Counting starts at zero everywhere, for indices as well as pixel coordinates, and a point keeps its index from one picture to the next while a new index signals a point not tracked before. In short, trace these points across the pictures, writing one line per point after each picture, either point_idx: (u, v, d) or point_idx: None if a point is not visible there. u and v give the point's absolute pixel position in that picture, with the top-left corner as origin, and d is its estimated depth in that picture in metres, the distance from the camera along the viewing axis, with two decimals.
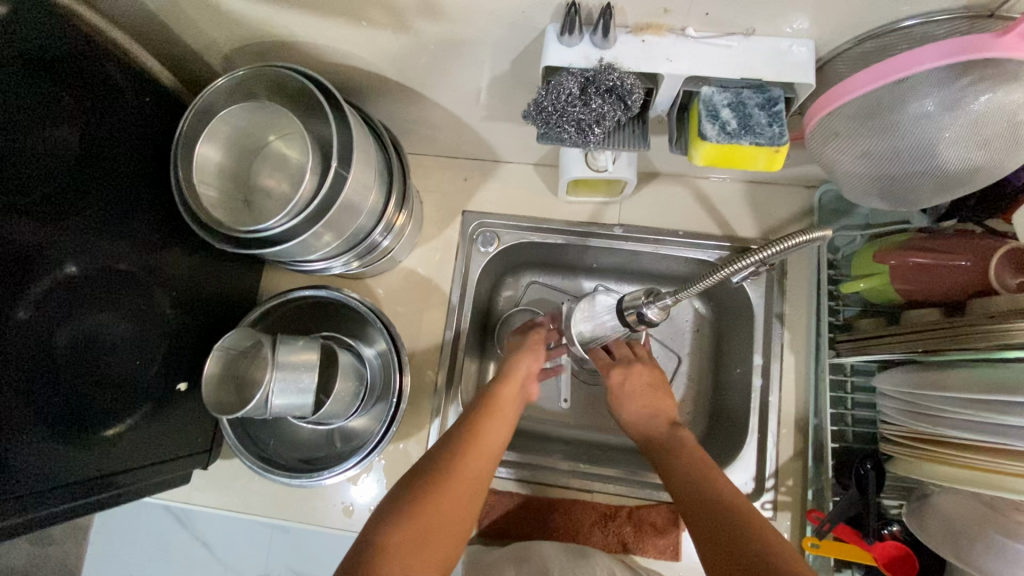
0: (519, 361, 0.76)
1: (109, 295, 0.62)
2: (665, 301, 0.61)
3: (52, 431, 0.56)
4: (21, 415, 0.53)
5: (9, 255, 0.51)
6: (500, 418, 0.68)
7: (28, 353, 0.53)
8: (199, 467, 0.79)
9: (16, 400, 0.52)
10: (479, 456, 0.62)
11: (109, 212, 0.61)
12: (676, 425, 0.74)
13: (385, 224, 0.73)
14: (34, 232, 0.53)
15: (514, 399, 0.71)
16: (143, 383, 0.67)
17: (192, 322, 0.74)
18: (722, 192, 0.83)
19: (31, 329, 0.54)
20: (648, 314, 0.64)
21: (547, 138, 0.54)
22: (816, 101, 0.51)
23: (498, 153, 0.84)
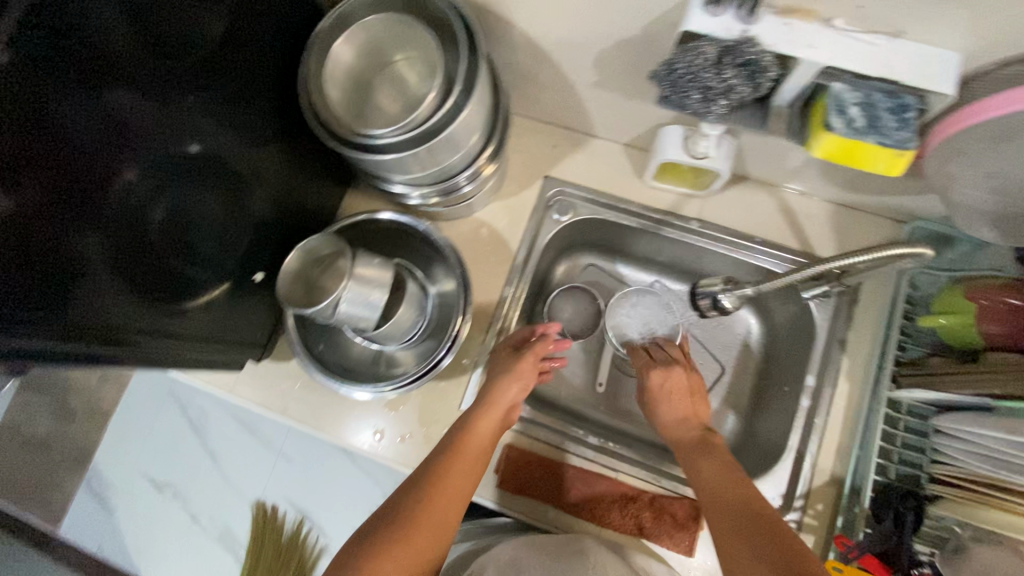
0: (497, 391, 0.75)
1: (211, 179, 0.65)
2: (745, 288, 0.64)
3: (147, 290, 0.60)
4: (122, 269, 0.56)
5: (133, 122, 0.54)
6: (470, 457, 0.69)
7: (132, 217, 0.56)
8: (252, 358, 0.82)
9: (117, 260, 0.55)
10: (446, 503, 0.65)
11: (227, 100, 0.63)
12: (711, 442, 0.72)
13: (475, 169, 0.75)
14: (160, 104, 0.56)
15: (487, 432, 0.72)
16: (227, 265, 0.70)
17: (272, 224, 0.76)
18: (808, 209, 0.82)
19: (136, 193, 0.56)
20: (723, 301, 0.67)
21: (667, 102, 0.56)
22: (949, 117, 0.51)
23: (593, 126, 0.84)
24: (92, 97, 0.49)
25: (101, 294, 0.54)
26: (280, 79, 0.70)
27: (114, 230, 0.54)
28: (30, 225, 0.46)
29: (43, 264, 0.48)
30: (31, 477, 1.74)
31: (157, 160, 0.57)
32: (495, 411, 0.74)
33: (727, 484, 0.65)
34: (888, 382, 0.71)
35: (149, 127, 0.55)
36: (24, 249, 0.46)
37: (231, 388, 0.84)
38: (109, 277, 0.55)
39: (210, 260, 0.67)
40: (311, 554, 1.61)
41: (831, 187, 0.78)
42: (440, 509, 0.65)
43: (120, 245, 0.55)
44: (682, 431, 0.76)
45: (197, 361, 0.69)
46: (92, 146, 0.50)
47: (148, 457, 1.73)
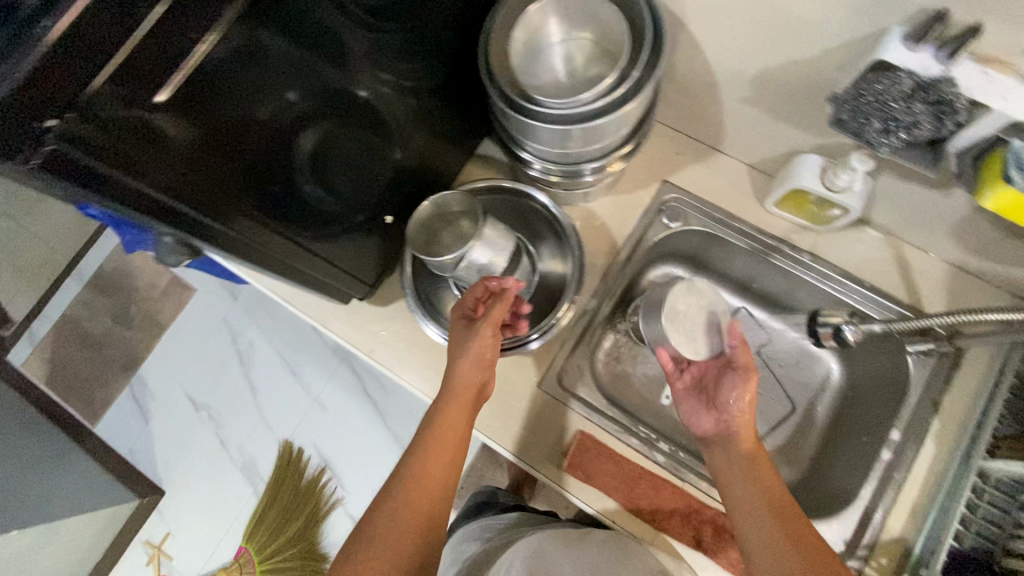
0: (456, 380, 0.72)
1: (371, 115, 0.66)
2: (872, 326, 0.73)
3: (298, 208, 0.62)
4: (284, 184, 0.59)
5: (331, 47, 0.54)
6: (443, 447, 0.71)
7: (302, 136, 0.58)
8: (357, 296, 0.83)
9: (281, 173, 0.57)
10: (427, 499, 0.69)
11: (409, 46, 0.64)
12: (756, 463, 0.69)
13: (604, 162, 0.76)
14: (358, 37, 0.56)
15: (457, 422, 0.72)
16: (363, 200, 0.73)
17: (402, 171, 0.78)
18: (925, 265, 0.82)
19: (311, 116, 0.57)
20: (847, 333, 0.74)
21: (841, 125, 0.58)
22: None
23: (723, 141, 0.85)
24: (286, 36, 0.49)
25: (254, 220, 0.56)
26: (451, 38, 0.70)
27: (272, 163, 0.55)
28: (224, 125, 0.48)
29: (224, 162, 0.50)
30: (84, 370, 1.83)
31: (322, 101, 0.57)
32: (462, 402, 0.73)
33: (774, 515, 0.64)
34: (983, 451, 0.69)
35: (323, 69, 0.55)
36: (210, 154, 0.48)
37: (325, 320, 0.87)
38: (261, 204, 0.57)
39: (344, 194, 0.69)
40: (326, 503, 1.64)
41: (956, 248, 0.77)
42: (421, 503, 0.68)
43: (287, 160, 0.57)
44: (748, 437, 0.71)
45: (317, 282, 0.73)
46: (272, 84, 0.50)
47: (192, 376, 1.79)
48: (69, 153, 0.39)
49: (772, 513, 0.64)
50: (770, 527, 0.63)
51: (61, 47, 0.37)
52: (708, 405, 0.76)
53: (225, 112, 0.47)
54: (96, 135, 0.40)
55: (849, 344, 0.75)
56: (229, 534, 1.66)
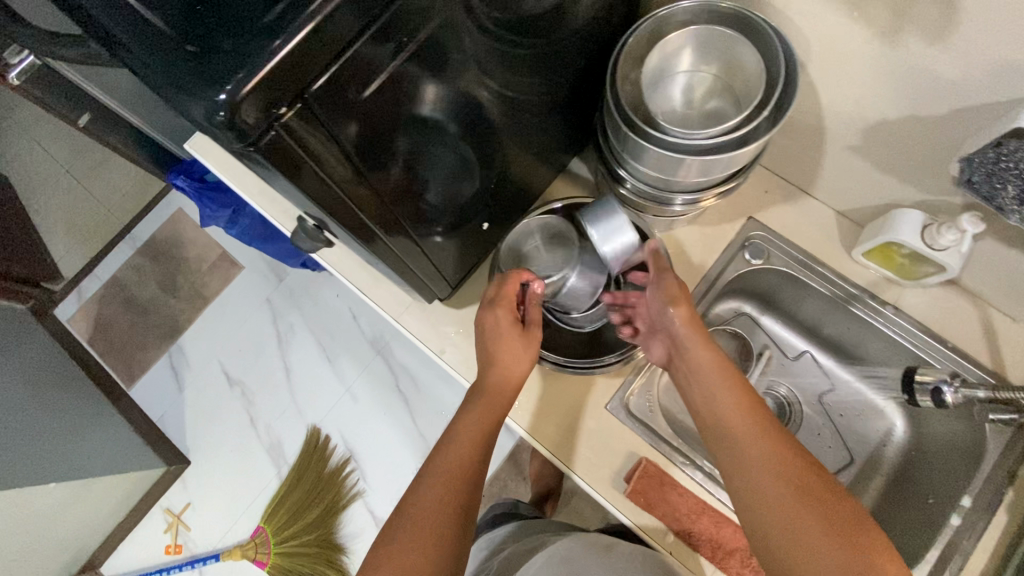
0: (493, 371, 0.73)
1: (501, 133, 0.71)
2: (977, 392, 0.73)
3: (423, 209, 0.66)
4: (418, 185, 0.63)
5: (484, 66, 0.59)
6: (477, 433, 0.70)
7: (443, 145, 0.62)
8: (438, 295, 0.84)
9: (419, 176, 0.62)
10: (459, 485, 0.65)
11: (545, 75, 0.68)
12: (703, 366, 0.66)
13: (697, 196, 0.77)
14: (505, 61, 0.61)
15: (492, 415, 0.72)
16: (474, 210, 0.76)
17: (508, 184, 0.80)
18: (1012, 333, 0.80)
19: (455, 127, 0.62)
20: (947, 393, 0.75)
21: (967, 184, 0.57)
22: None
23: (815, 184, 0.85)
24: (443, 59, 0.53)
25: (389, 215, 0.61)
26: (580, 69, 0.73)
27: (412, 170, 0.60)
28: (389, 127, 0.53)
29: (381, 159, 0.54)
30: (127, 333, 1.87)
31: (457, 118, 0.62)
32: (499, 394, 0.73)
33: (742, 419, 0.62)
34: None
35: (463, 86, 0.59)
36: (372, 150, 0.53)
37: (399, 316, 0.88)
38: (397, 206, 0.61)
39: (462, 205, 0.73)
40: (346, 494, 1.64)
41: None
42: (453, 487, 0.65)
43: (427, 166, 0.62)
44: (692, 339, 0.68)
45: (419, 279, 0.77)
46: (426, 97, 0.55)
47: (229, 351, 1.82)
48: (278, 139, 0.44)
49: (730, 415, 0.63)
50: (736, 430, 0.61)
51: (286, 61, 0.41)
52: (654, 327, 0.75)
53: (388, 120, 0.52)
54: (295, 129, 0.45)
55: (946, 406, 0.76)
56: (246, 512, 1.67)
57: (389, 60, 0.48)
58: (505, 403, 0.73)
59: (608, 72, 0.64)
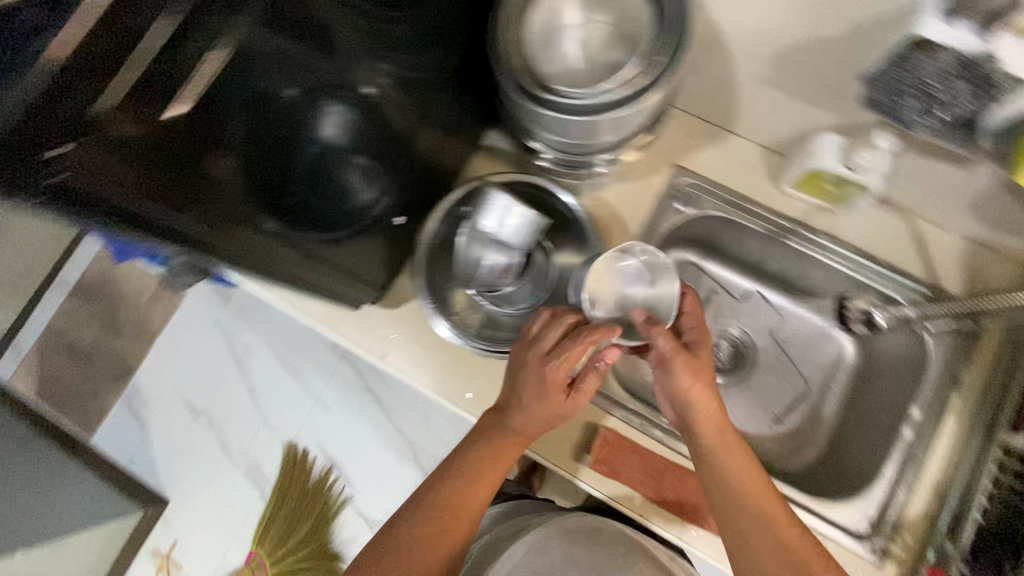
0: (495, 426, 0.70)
1: (371, 116, 0.66)
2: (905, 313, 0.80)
3: (289, 207, 0.62)
4: (269, 179, 0.58)
5: (324, 43, 0.55)
6: (476, 480, 0.71)
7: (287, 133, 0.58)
8: (367, 300, 0.80)
9: (266, 169, 0.57)
10: (452, 526, 0.70)
11: (414, 45, 0.63)
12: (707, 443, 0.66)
13: (618, 150, 0.74)
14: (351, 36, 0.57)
15: (492, 464, 0.71)
16: (372, 203, 0.71)
17: (415, 164, 0.74)
18: (941, 240, 0.81)
19: (297, 112, 0.58)
20: (878, 317, 0.85)
21: (871, 105, 0.56)
22: None
23: (736, 121, 0.83)
24: (269, 41, 0.49)
25: (250, 222, 0.56)
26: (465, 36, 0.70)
27: (257, 165, 0.56)
28: (218, 127, 0.48)
29: (220, 164, 0.50)
30: (75, 382, 1.77)
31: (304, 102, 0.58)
32: (500, 445, 0.71)
33: (761, 505, 0.64)
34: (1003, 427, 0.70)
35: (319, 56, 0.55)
36: (203, 156, 0.48)
37: (333, 326, 0.84)
38: (255, 197, 0.56)
39: (349, 195, 0.68)
40: (335, 502, 1.63)
41: (975, 224, 0.76)
42: (449, 536, 0.70)
43: (272, 157, 0.58)
44: (710, 421, 0.66)
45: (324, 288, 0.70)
46: (256, 87, 0.50)
47: (188, 382, 1.74)
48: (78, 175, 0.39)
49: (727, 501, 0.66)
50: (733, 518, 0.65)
51: (72, 65, 0.37)
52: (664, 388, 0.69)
53: (216, 119, 0.48)
54: (112, 121, 0.40)
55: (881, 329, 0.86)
56: (238, 539, 1.64)
57: (196, 53, 0.43)
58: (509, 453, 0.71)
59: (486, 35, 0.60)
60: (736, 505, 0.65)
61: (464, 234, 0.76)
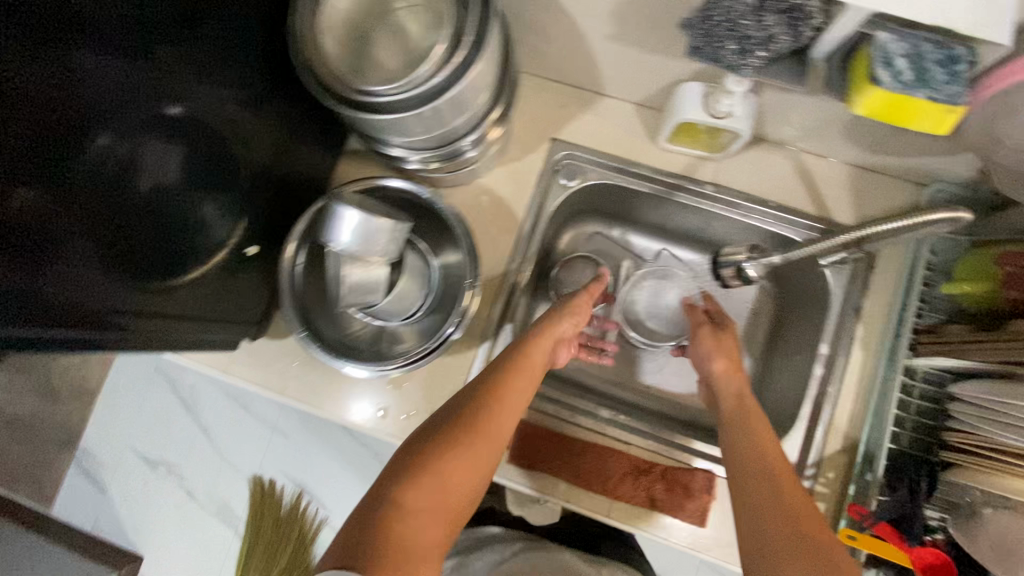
0: (508, 389, 0.67)
1: (201, 145, 0.61)
2: (769, 259, 0.70)
3: (128, 262, 0.56)
4: (103, 235, 0.53)
5: (118, 73, 0.50)
6: (485, 444, 0.63)
7: (110, 182, 0.52)
8: (245, 338, 0.76)
9: (98, 225, 0.52)
10: (453, 492, 0.59)
11: (211, 55, 0.58)
12: (748, 414, 0.71)
13: (479, 134, 0.70)
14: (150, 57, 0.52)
15: (501, 429, 0.65)
16: (212, 237, 0.65)
17: (263, 182, 0.69)
18: (825, 171, 0.79)
19: (113, 155, 0.52)
20: (750, 269, 0.73)
21: (697, 54, 0.51)
22: (987, 77, 0.48)
23: (604, 83, 0.80)
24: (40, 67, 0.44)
25: (73, 274, 0.51)
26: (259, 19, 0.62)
27: (81, 218, 0.50)
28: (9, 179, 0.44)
29: (23, 224, 0.45)
30: None
31: (125, 138, 0.52)
32: (511, 409, 0.66)
33: (767, 453, 0.65)
34: (905, 350, 0.70)
35: (130, 83, 0.51)
36: None
37: (224, 367, 0.79)
38: (86, 248, 0.51)
39: (198, 232, 0.63)
40: (311, 526, 1.60)
41: (853, 149, 0.75)
42: (489, 442, 0.63)
43: (104, 211, 0.52)
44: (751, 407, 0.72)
45: (192, 340, 0.66)
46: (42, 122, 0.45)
47: (136, 435, 1.67)
48: None
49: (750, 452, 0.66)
50: (751, 467, 0.64)
51: None
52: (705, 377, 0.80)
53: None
54: None
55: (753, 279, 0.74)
56: None
57: None
58: (518, 418, 0.67)
59: (290, 54, 0.55)
60: (751, 464, 0.64)
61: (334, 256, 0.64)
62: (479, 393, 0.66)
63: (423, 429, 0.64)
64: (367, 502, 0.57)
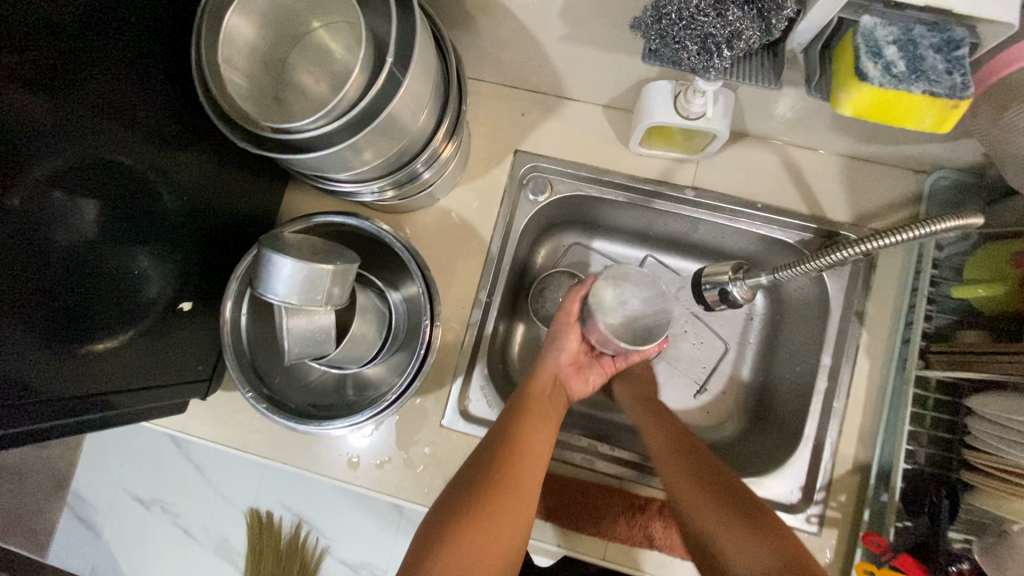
0: (528, 433, 0.62)
1: (125, 195, 0.53)
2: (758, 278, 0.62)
3: (50, 337, 0.49)
4: (20, 312, 0.46)
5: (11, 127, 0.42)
6: (516, 502, 0.57)
7: (21, 252, 0.45)
8: (196, 396, 0.70)
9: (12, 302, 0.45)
10: (492, 561, 0.53)
11: (121, 94, 0.50)
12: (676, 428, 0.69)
13: (431, 154, 0.60)
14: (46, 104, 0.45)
15: (530, 476, 0.60)
16: (145, 296, 0.58)
17: (196, 225, 0.62)
18: (815, 164, 0.72)
19: (22, 221, 0.45)
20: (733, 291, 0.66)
21: (655, 58, 0.44)
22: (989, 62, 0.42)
23: (566, 87, 0.73)
24: None
25: None
26: (167, 43, 0.54)
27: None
28: None
29: None
30: None
31: (33, 201, 0.45)
32: (536, 457, 0.61)
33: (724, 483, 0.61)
34: (916, 360, 0.63)
35: (27, 135, 0.44)
36: None
37: (181, 426, 0.73)
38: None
39: (133, 286, 0.57)
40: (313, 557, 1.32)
41: (844, 140, 0.68)
42: (518, 494, 0.58)
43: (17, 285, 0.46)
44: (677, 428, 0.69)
45: (128, 409, 0.60)
46: None
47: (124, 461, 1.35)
48: None
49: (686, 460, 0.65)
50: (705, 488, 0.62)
51: None
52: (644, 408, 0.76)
53: None
54: None
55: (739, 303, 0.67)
56: None
57: None
58: (545, 463, 0.61)
59: (200, 100, 0.46)
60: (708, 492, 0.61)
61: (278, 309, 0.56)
62: (498, 446, 0.61)
63: (450, 489, 0.58)
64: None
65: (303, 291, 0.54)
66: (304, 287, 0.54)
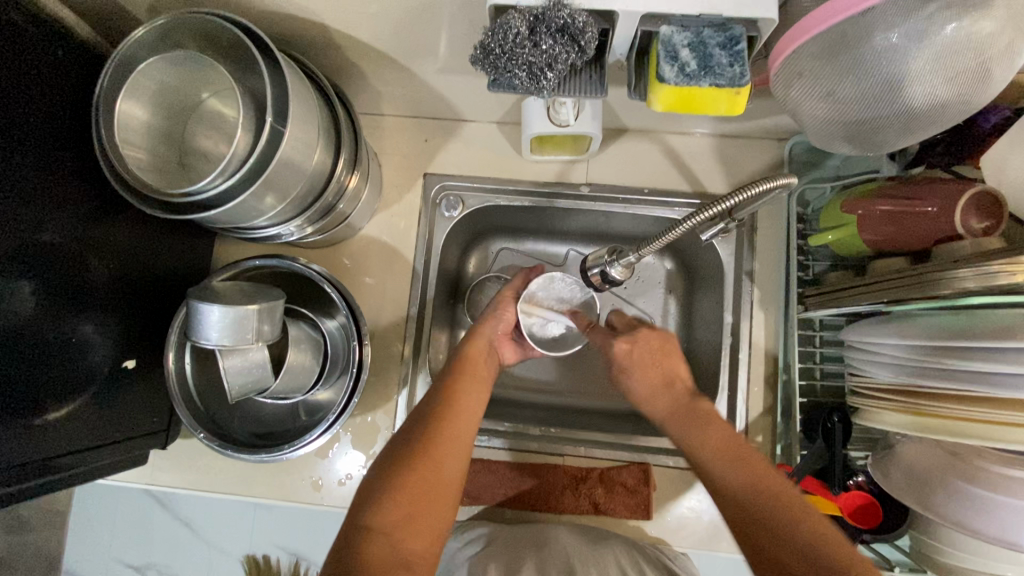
0: (461, 391, 0.65)
1: (55, 271, 0.58)
2: (627, 257, 0.62)
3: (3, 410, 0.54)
4: None
5: None
6: (450, 450, 0.59)
7: None
8: (158, 447, 0.74)
9: None
10: (432, 508, 0.55)
11: (39, 181, 0.55)
12: (693, 443, 0.59)
13: (337, 186, 0.66)
14: None
15: (467, 430, 0.62)
16: (91, 358, 0.63)
17: (128, 288, 0.67)
18: (691, 147, 0.81)
19: None
20: (612, 273, 0.64)
21: (497, 86, 0.51)
22: (779, 41, 0.45)
23: (460, 111, 0.81)
24: None
25: None
26: (74, 131, 0.59)
27: None
28: None
29: None
30: None
31: None
32: (469, 412, 0.63)
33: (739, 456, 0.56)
34: (797, 306, 0.72)
35: None
36: None
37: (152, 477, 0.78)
38: None
39: (75, 353, 0.61)
40: None
41: (707, 123, 0.76)
42: (454, 444, 0.60)
43: None
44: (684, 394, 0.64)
45: (87, 469, 0.63)
46: None
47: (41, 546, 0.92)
48: None
49: (750, 515, 0.52)
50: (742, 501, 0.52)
51: None
52: (664, 382, 0.66)
53: None
54: None
55: (620, 281, 0.66)
56: None
57: None
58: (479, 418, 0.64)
59: (108, 179, 0.51)
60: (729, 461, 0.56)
61: (219, 355, 0.61)
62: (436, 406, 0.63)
63: (388, 449, 0.59)
64: (347, 520, 0.53)
65: (237, 333, 0.59)
66: (240, 328, 0.59)
